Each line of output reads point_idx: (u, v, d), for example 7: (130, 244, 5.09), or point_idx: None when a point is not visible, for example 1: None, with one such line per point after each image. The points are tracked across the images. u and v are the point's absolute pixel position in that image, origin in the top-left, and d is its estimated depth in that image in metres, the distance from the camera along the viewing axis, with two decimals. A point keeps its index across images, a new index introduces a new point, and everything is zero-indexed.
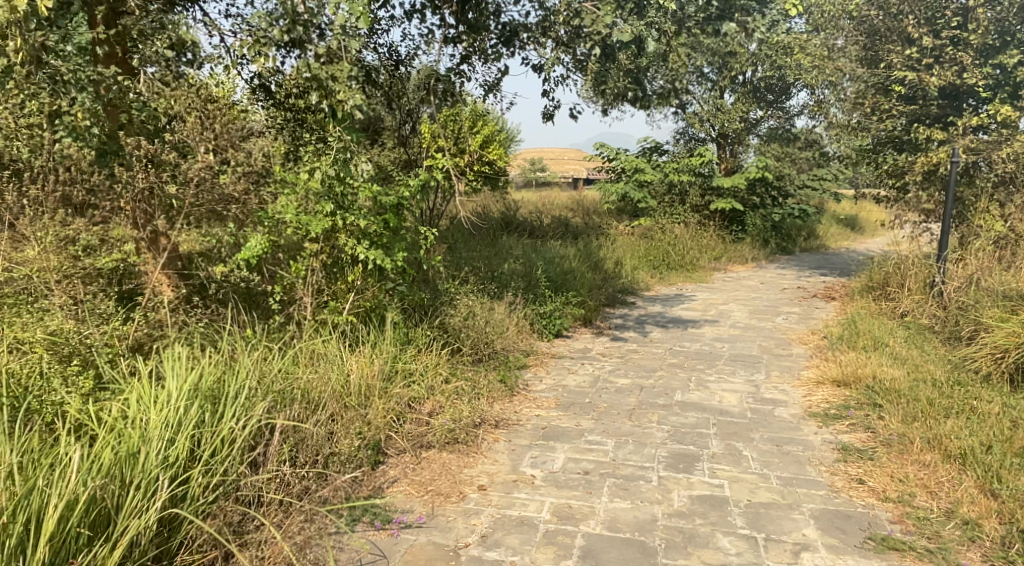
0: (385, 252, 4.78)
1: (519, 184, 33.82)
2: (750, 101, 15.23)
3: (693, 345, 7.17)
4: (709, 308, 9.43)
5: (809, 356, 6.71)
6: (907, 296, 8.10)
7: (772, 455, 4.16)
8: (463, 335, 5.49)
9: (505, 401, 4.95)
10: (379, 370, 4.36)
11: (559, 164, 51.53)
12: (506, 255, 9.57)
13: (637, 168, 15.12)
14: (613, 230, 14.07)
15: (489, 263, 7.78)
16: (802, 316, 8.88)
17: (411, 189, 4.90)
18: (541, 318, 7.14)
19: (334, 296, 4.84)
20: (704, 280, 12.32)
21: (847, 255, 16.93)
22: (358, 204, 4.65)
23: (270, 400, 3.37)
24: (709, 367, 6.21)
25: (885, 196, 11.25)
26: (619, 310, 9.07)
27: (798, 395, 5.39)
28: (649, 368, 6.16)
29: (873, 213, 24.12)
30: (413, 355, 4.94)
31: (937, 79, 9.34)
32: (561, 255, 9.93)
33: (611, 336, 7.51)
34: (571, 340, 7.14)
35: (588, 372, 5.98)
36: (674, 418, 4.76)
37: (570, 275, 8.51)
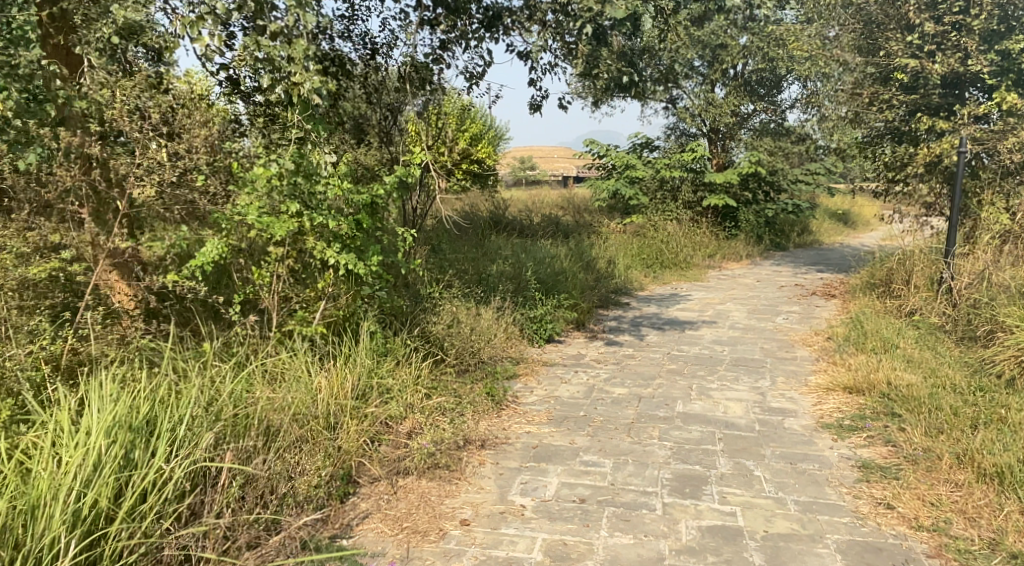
0: (358, 256, 4.37)
1: (508, 183, 33.37)
2: (742, 94, 14.86)
3: (692, 349, 6.78)
4: (706, 308, 9.04)
5: (816, 360, 6.33)
6: (914, 293, 7.73)
7: (786, 475, 3.77)
8: (447, 344, 5.09)
9: (491, 417, 4.54)
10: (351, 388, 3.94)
11: (549, 162, 51.09)
12: (494, 256, 9.15)
13: (628, 164, 14.73)
14: (604, 229, 13.68)
15: (476, 265, 7.37)
16: (803, 315, 8.52)
17: (387, 186, 4.49)
18: (531, 323, 6.73)
19: (303, 305, 4.43)
20: (699, 279, 11.95)
21: (843, 250, 16.61)
22: (327, 203, 4.25)
23: (216, 432, 2.96)
24: (710, 374, 5.82)
25: (884, 190, 10.89)
26: (613, 312, 8.68)
27: (808, 404, 5.01)
28: (647, 375, 5.76)
29: (867, 207, 23.83)
30: (391, 367, 4.53)
31: (939, 66, 8.97)
32: (551, 255, 9.51)
33: (605, 340, 7.11)
34: (563, 345, 6.74)
35: (583, 381, 5.58)
36: (677, 432, 4.37)
37: (561, 276, 8.10)
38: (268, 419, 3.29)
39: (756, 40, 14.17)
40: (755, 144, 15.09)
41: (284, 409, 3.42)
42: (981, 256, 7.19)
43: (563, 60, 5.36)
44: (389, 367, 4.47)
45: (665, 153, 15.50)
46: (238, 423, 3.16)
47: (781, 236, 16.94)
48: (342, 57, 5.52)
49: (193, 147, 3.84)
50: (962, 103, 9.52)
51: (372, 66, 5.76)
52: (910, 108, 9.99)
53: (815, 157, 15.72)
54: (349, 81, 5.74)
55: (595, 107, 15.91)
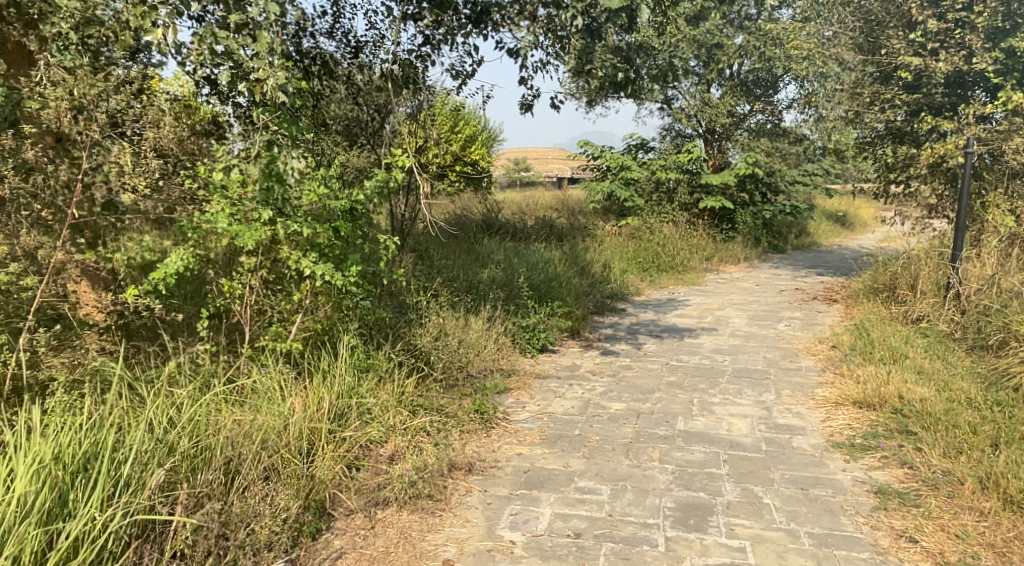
0: (337, 266, 4.09)
1: (503, 184, 33.10)
2: (738, 94, 14.59)
3: (692, 359, 6.50)
4: (705, 314, 8.77)
5: (821, 370, 6.06)
6: (920, 299, 7.47)
7: (797, 502, 3.50)
8: (434, 358, 4.81)
9: (480, 437, 4.26)
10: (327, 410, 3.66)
11: (543, 163, 50.84)
12: (485, 261, 8.87)
13: (623, 165, 14.47)
14: (599, 231, 13.42)
15: (467, 271, 7.09)
16: (805, 322, 8.26)
17: (368, 192, 4.20)
18: (524, 332, 6.47)
19: (279, 318, 4.14)
20: (697, 282, 11.70)
21: (841, 252, 16.39)
22: (303, 210, 3.98)
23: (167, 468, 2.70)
24: (711, 386, 5.55)
25: (886, 192, 10.64)
26: (609, 318, 8.40)
27: (816, 420, 4.74)
28: (645, 388, 5.48)
29: (864, 208, 23.62)
30: (374, 384, 4.24)
31: (943, 64, 8.70)
32: (545, 259, 9.23)
33: (601, 349, 6.83)
34: (557, 355, 6.46)
35: (578, 395, 5.30)
36: (678, 453, 4.10)
37: (555, 282, 7.82)
38: (232, 452, 3.01)
39: (752, 39, 13.90)
40: (752, 145, 14.84)
41: (250, 439, 3.14)
42: (990, 261, 6.92)
43: (555, 58, 5.09)
44: (372, 385, 4.19)
45: (661, 155, 15.24)
46: (196, 459, 2.89)
47: (778, 238, 16.69)
48: (316, 62, 5.37)
49: (143, 151, 3.56)
50: (965, 102, 9.26)
51: (356, 66, 5.55)
52: (911, 108, 9.74)
53: (813, 158, 15.47)
54: (328, 87, 5.58)
55: (589, 107, 15.64)
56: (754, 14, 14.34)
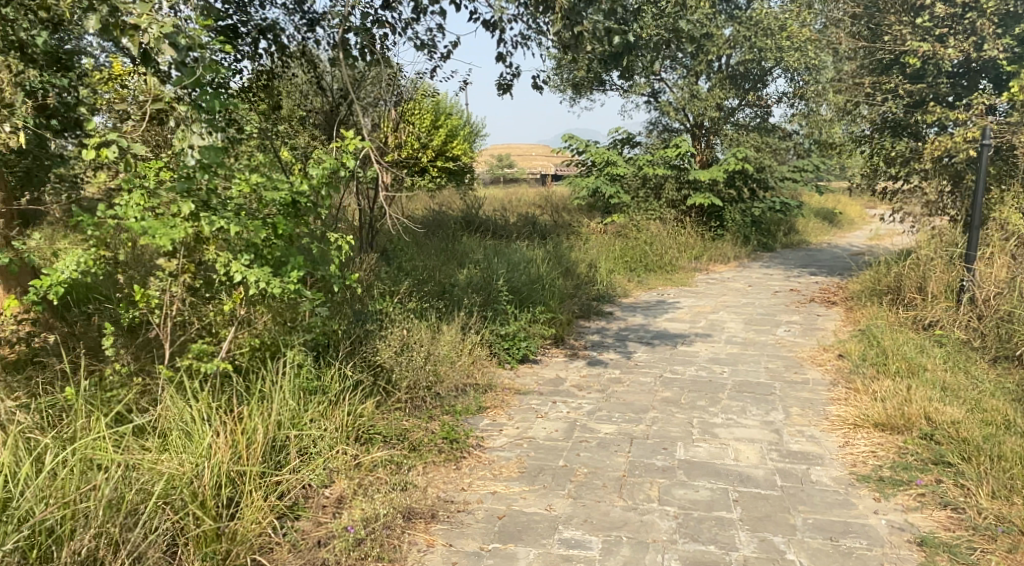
0: (274, 271, 3.44)
1: (488, 181, 32.29)
2: (728, 88, 13.92)
3: (687, 370, 5.90)
4: (698, 318, 8.19)
5: (830, 383, 5.49)
6: (928, 303, 6.93)
7: (828, 557, 2.92)
8: (395, 376, 4.18)
9: (447, 471, 3.65)
10: (258, 448, 3.04)
11: (527, 159, 50.11)
12: (462, 262, 8.23)
13: (609, 160, 13.89)
14: (584, 229, 12.81)
15: (439, 273, 6.46)
16: (805, 326, 7.69)
17: (314, 182, 3.54)
18: (502, 341, 5.86)
19: (208, 331, 3.52)
20: (686, 283, 11.14)
21: (832, 251, 15.91)
22: (232, 203, 3.34)
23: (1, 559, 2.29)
24: (712, 403, 4.95)
25: (885, 188, 10.12)
26: (595, 323, 7.80)
27: (834, 447, 4.16)
28: (638, 406, 4.88)
29: (851, 205, 23.16)
30: (322, 408, 3.61)
31: (952, 51, 8.13)
32: (527, 259, 8.61)
33: (587, 359, 6.22)
34: (540, 367, 5.84)
35: (564, 414, 4.68)
36: (681, 490, 3.51)
37: (538, 284, 7.20)
38: (114, 517, 2.52)
39: (742, 30, 13.32)
40: (741, 140, 14.29)
41: (141, 499, 2.63)
42: (1007, 262, 6.38)
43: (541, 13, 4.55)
44: (318, 412, 3.55)
45: (647, 150, 14.66)
46: (66, 520, 2.46)
47: (768, 236, 16.17)
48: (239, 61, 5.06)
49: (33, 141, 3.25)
50: (971, 93, 8.73)
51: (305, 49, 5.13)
52: (912, 100, 9.20)
53: (803, 154, 14.96)
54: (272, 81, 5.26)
55: (573, 100, 15.03)
56: (743, 3, 13.77)
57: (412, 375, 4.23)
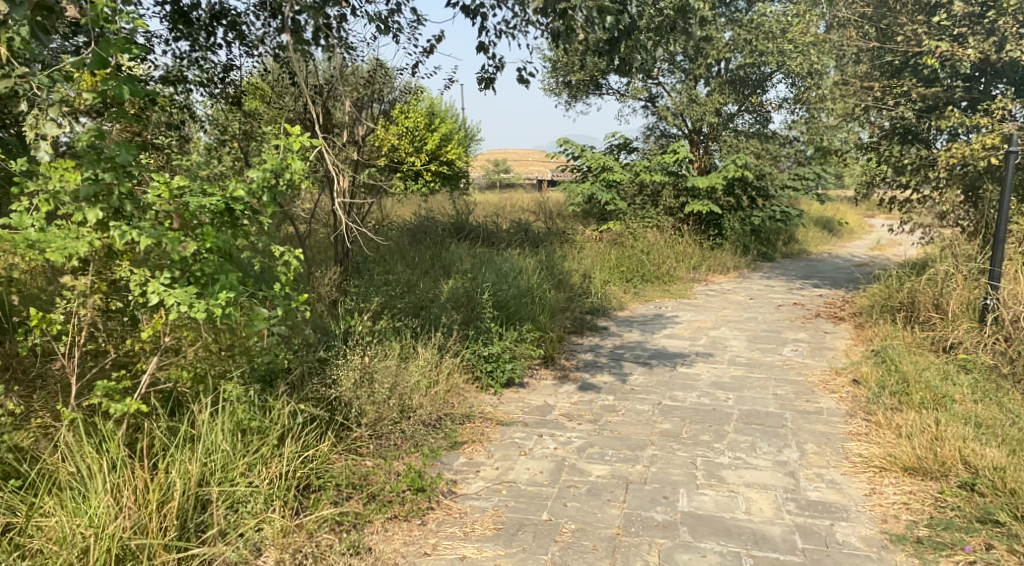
0: (200, 293, 2.91)
1: (484, 186, 31.82)
2: (728, 93, 13.41)
3: (688, 397, 5.35)
4: (698, 335, 7.64)
5: (847, 414, 4.94)
6: (948, 323, 6.38)
7: None
8: (354, 411, 3.67)
9: (410, 529, 3.16)
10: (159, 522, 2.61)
11: (523, 165, 49.59)
12: (447, 273, 7.67)
13: (604, 166, 13.33)
14: (578, 237, 12.27)
15: (418, 287, 5.90)
16: (813, 346, 7.15)
17: (252, 186, 2.98)
18: (484, 363, 5.30)
19: (126, 360, 3.02)
20: (685, 295, 10.61)
21: (833, 262, 15.40)
22: (150, 210, 2.83)
23: None
24: (718, 438, 4.39)
25: (896, 199, 9.61)
26: (588, 339, 7.25)
27: (859, 496, 3.64)
28: (634, 442, 4.32)
29: (849, 214, 22.68)
30: (259, 454, 3.11)
31: (972, 51, 7.60)
32: (517, 269, 8.06)
33: (579, 382, 5.66)
34: (526, 392, 5.28)
35: (549, 451, 4.14)
36: (686, 555, 3.04)
37: (526, 298, 6.65)
38: None
39: (742, 33, 12.84)
40: (740, 146, 13.75)
41: None
42: None
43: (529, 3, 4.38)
44: (255, 461, 3.07)
45: (644, 156, 14.15)
46: None
47: (768, 246, 15.65)
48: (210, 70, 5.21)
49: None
50: (987, 98, 8.24)
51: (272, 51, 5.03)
52: (924, 105, 8.69)
53: (805, 162, 14.46)
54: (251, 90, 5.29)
55: (568, 104, 14.53)
56: (743, 6, 13.18)
57: (374, 409, 3.73)
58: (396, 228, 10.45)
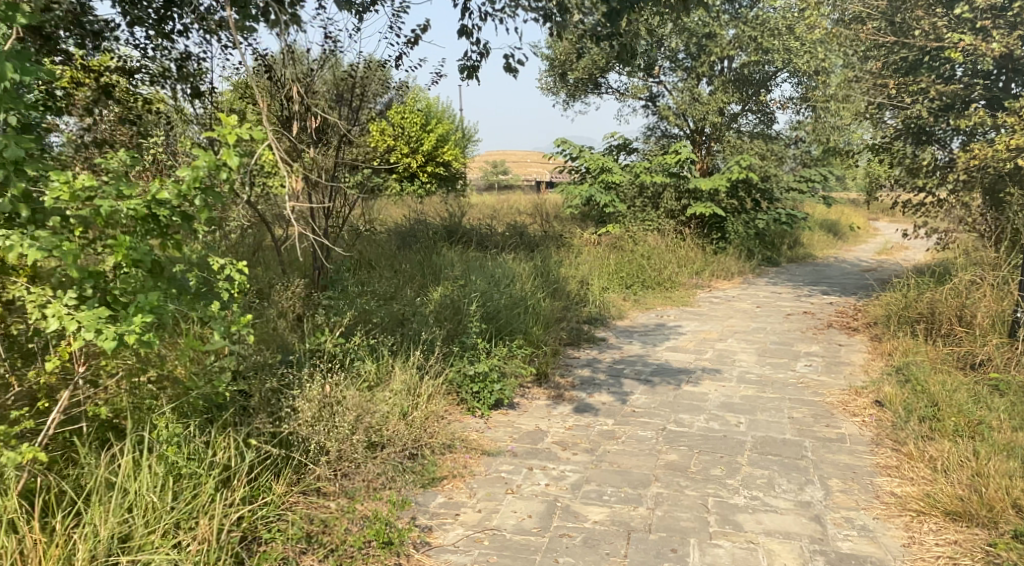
0: (117, 316, 2.43)
1: (482, 188, 31.42)
2: (731, 92, 12.90)
3: (695, 421, 4.87)
4: (703, 347, 7.16)
5: (873, 443, 4.46)
6: (976, 339, 5.90)
7: None
8: (312, 447, 3.20)
9: None
10: None
11: (522, 167, 49.11)
12: (436, 281, 7.20)
13: (603, 167, 12.86)
14: (576, 241, 11.81)
15: (400, 298, 5.43)
16: (828, 362, 6.67)
17: (181, 188, 2.45)
18: (472, 382, 4.82)
19: (35, 391, 2.57)
20: (687, 302, 10.14)
21: (840, 266, 14.93)
22: (54, 217, 2.36)
23: None
24: (730, 474, 3.92)
25: (909, 203, 9.13)
26: (585, 352, 6.77)
27: (896, 547, 3.18)
28: (636, 476, 3.84)
29: (853, 216, 22.15)
30: (192, 504, 2.66)
31: (998, 45, 7.10)
32: (510, 276, 7.59)
33: (575, 403, 5.18)
34: (516, 416, 4.81)
35: (539, 489, 3.66)
36: None
37: (518, 309, 6.17)
38: None
39: (747, 29, 12.31)
40: (744, 147, 13.25)
41: None
42: None
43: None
44: (187, 515, 2.61)
45: (644, 157, 13.68)
46: None
47: (772, 250, 15.17)
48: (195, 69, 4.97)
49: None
50: (1009, 96, 7.75)
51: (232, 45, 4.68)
52: (942, 103, 8.21)
53: (810, 164, 13.98)
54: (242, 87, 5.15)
55: (566, 103, 14.07)
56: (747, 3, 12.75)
57: (335, 443, 3.26)
58: (385, 232, 9.98)
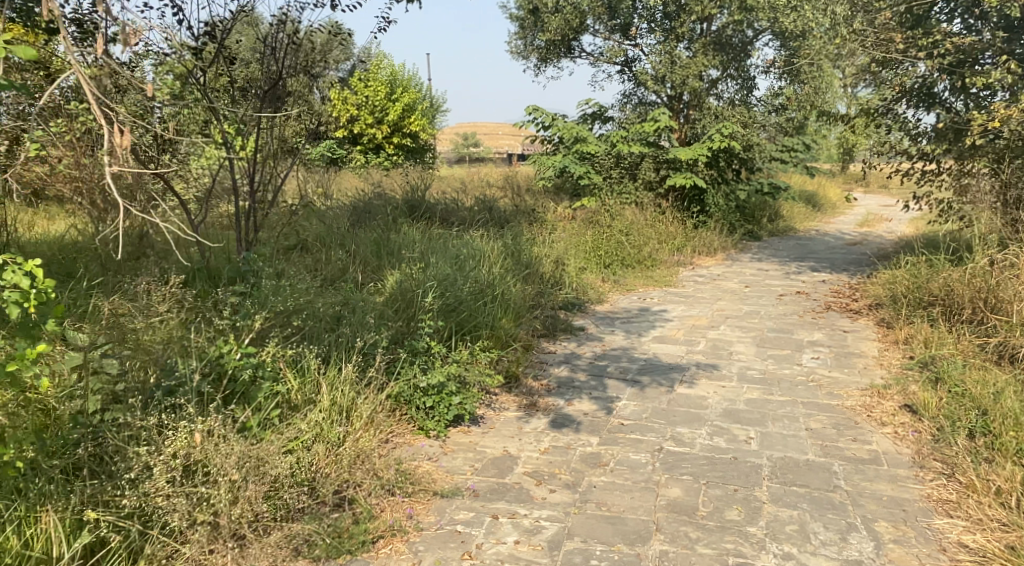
0: None
1: (453, 161, 30.17)
2: (713, 54, 11.91)
3: (696, 437, 4.00)
4: (694, 337, 6.28)
5: (916, 466, 3.65)
6: (1012, 329, 5.10)
7: None
8: (175, 523, 2.49)
9: None
10: None
11: (493, 139, 47.79)
12: (387, 264, 6.22)
13: (578, 137, 11.90)
14: (549, 215, 10.86)
15: (338, 290, 4.48)
16: (836, 354, 5.84)
17: None
18: (426, 395, 3.90)
19: None
20: (670, 282, 9.27)
21: (824, 240, 14.15)
22: None
23: None
24: (751, 518, 3.08)
25: (911, 171, 8.31)
26: (562, 345, 5.88)
27: None
28: (633, 527, 2.97)
29: (831, 187, 21.38)
30: None
31: None
32: (475, 256, 6.64)
33: (552, 415, 4.28)
34: (480, 435, 3.90)
35: (505, 550, 2.80)
36: None
37: (483, 298, 5.25)
38: None
39: None
40: (725, 115, 12.36)
41: None
42: None
43: None
44: None
45: (620, 125, 12.74)
46: None
47: (753, 223, 14.37)
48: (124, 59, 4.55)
49: None
50: None
51: None
52: (953, 59, 7.36)
53: (793, 132, 13.14)
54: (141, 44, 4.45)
55: (537, 68, 13.03)
56: None
57: (205, 519, 2.53)
58: (336, 207, 8.96)
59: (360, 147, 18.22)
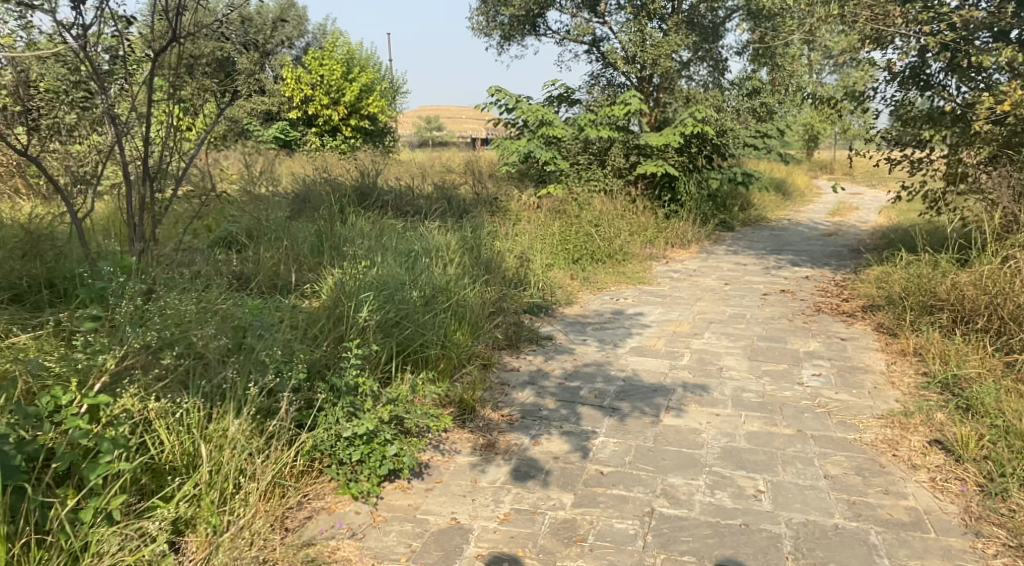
0: None
1: (413, 144, 29.02)
2: (687, 33, 11.10)
3: (694, 492, 3.20)
4: (677, 349, 5.48)
5: (970, 535, 2.91)
6: None
7: None
8: None
9: None
10: None
11: (456, 122, 46.64)
12: (320, 265, 5.29)
13: (543, 120, 11.03)
14: (512, 204, 9.99)
15: (247, 305, 3.57)
16: (839, 369, 5.09)
17: None
18: (351, 446, 3.04)
19: None
20: (644, 278, 8.48)
21: (799, 230, 13.54)
22: None
23: None
24: None
25: (904, 161, 7.63)
26: (526, 360, 5.04)
27: None
28: None
29: (799, 175, 20.90)
30: None
31: None
32: (426, 254, 5.75)
33: (514, 461, 3.44)
34: (422, 495, 3.03)
35: None
36: None
37: (431, 309, 4.37)
38: None
39: None
40: (696, 99, 11.62)
41: None
42: None
43: None
44: None
45: (588, 108, 11.90)
46: None
47: (724, 212, 13.70)
48: None
49: None
50: None
51: None
52: (957, 36, 6.64)
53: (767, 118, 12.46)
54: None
55: (499, 46, 12.11)
56: None
57: None
58: (274, 195, 7.96)
59: (315, 129, 17.09)
